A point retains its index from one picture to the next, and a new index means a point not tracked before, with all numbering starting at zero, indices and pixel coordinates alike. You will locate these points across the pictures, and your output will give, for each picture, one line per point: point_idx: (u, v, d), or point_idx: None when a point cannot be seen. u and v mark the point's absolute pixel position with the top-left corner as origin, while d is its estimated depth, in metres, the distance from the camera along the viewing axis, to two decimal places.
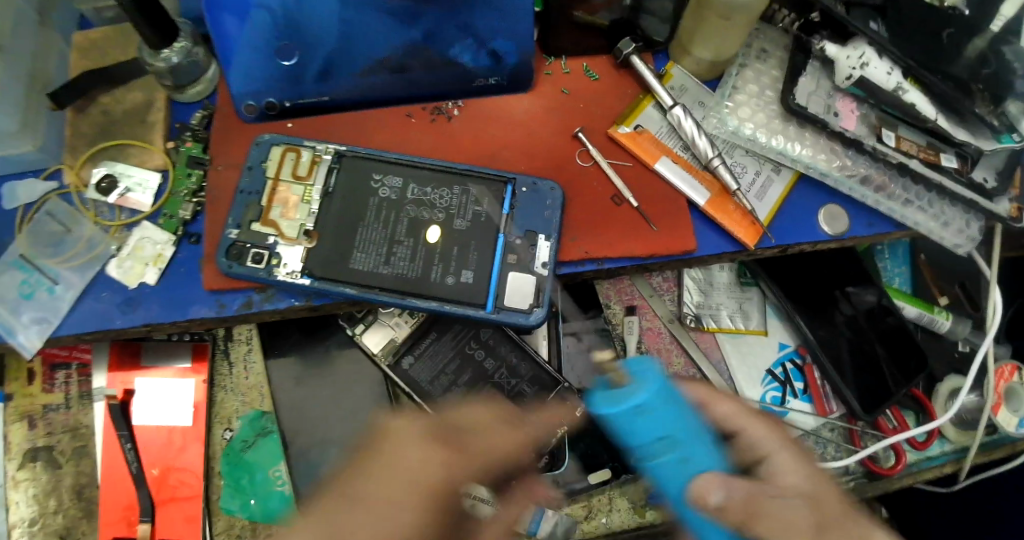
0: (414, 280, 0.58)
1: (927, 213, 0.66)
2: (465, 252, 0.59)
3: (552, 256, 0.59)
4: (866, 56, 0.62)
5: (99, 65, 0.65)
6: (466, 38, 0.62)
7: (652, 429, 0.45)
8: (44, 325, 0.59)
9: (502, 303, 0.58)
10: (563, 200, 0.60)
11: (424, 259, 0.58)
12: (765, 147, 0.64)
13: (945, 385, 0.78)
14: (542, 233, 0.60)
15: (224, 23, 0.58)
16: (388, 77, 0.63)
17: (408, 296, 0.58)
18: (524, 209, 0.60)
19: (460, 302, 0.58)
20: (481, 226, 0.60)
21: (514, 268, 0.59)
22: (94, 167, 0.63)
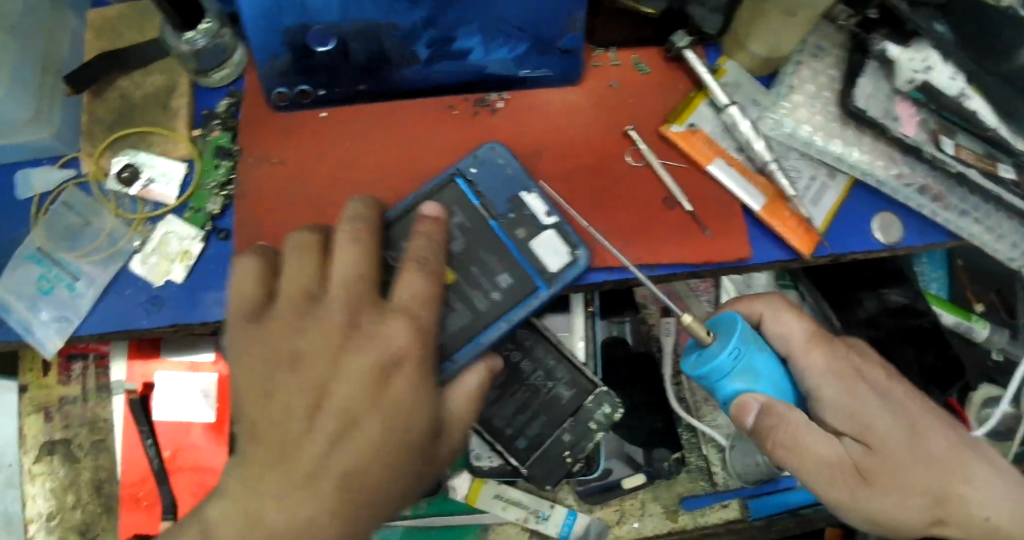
0: (478, 319, 0.51)
1: (982, 225, 0.63)
2: (486, 259, 0.53)
3: (547, 202, 0.55)
4: (930, 60, 0.59)
5: (116, 46, 0.61)
6: (475, 23, 0.55)
7: (740, 381, 0.51)
8: (65, 323, 0.56)
9: (550, 272, 0.53)
10: (506, 149, 0.57)
11: (463, 299, 0.52)
12: (822, 151, 0.61)
13: (981, 392, 0.77)
14: (518, 192, 0.55)
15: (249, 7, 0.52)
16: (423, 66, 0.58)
17: (478, 337, 0.51)
18: (484, 181, 0.56)
19: (517, 299, 0.52)
20: (485, 237, 0.54)
21: (529, 239, 0.54)
22: (114, 156, 0.59)
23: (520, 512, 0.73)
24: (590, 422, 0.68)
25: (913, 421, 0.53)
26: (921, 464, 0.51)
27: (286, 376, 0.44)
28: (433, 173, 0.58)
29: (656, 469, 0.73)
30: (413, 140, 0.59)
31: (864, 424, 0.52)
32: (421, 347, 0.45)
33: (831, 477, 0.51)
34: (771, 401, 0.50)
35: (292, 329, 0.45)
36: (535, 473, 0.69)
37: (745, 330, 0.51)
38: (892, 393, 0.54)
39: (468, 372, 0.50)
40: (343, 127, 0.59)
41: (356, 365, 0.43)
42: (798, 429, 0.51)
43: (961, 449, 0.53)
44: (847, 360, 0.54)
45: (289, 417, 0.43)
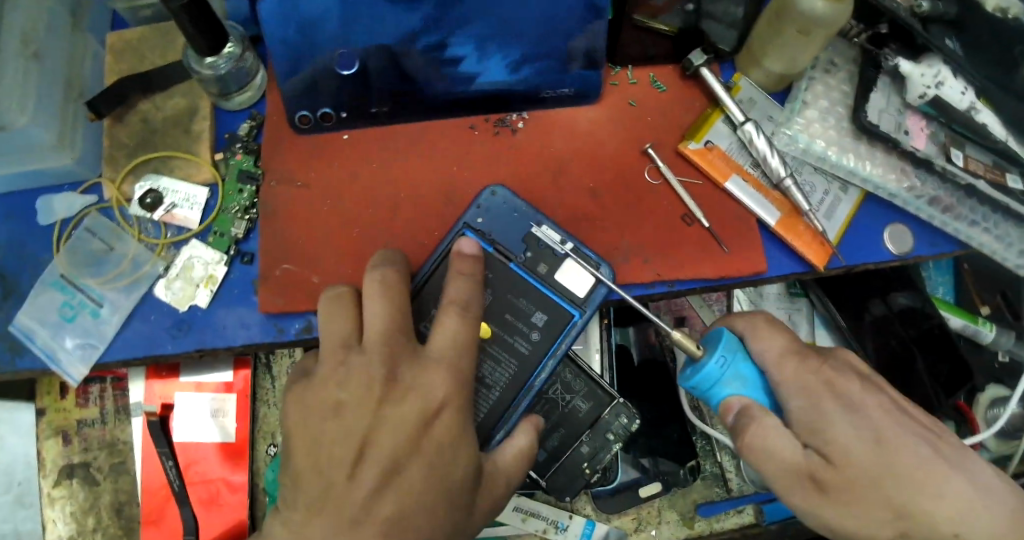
0: (529, 356, 0.55)
1: (991, 234, 0.65)
2: (519, 304, 0.55)
3: (561, 231, 0.56)
4: (941, 75, 0.60)
5: (137, 70, 0.61)
6: (473, 29, 0.55)
7: (728, 385, 0.51)
8: (90, 350, 0.56)
9: (580, 298, 0.55)
10: (507, 190, 0.56)
11: (508, 347, 0.55)
12: (835, 166, 0.63)
13: (990, 393, 0.79)
14: (529, 229, 0.56)
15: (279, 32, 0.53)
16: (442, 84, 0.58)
17: (531, 379, 0.55)
18: (498, 231, 0.56)
19: (557, 333, 0.55)
20: (510, 284, 0.55)
21: (553, 273, 0.55)
22: (137, 181, 0.59)
23: (539, 524, 0.73)
24: (608, 433, 0.67)
25: (881, 431, 0.47)
26: (886, 477, 0.45)
27: (326, 428, 0.45)
28: (457, 192, 0.59)
29: (673, 477, 0.74)
30: (436, 161, 0.60)
31: (825, 434, 0.47)
32: (462, 397, 0.47)
33: (790, 485, 0.48)
34: (751, 402, 0.50)
35: (331, 383, 0.46)
36: (553, 486, 0.69)
37: (732, 339, 0.52)
38: (865, 404, 0.48)
39: (515, 435, 0.54)
40: (365, 148, 0.59)
41: (399, 413, 0.45)
42: (771, 431, 0.48)
43: (935, 461, 0.46)
44: (817, 371, 0.50)
45: (330, 467, 0.45)
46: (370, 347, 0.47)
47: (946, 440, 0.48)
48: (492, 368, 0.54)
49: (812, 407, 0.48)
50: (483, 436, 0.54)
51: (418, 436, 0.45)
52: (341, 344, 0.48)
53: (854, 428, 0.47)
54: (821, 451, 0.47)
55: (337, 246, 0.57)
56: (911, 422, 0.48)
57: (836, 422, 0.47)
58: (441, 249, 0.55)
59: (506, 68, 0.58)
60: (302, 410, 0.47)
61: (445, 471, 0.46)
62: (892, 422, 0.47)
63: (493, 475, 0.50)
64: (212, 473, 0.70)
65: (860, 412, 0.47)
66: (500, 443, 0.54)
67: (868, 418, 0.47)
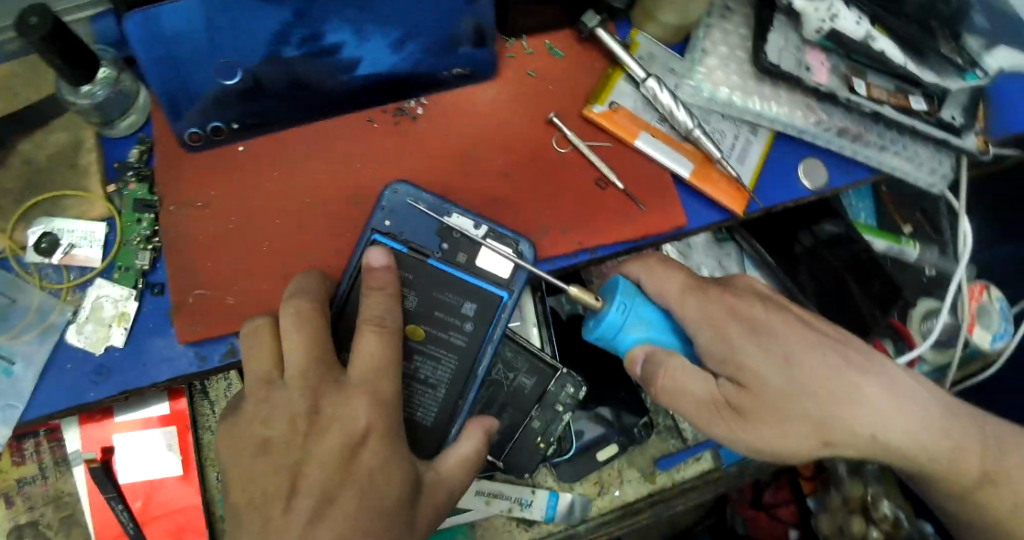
0: (464, 348, 0.54)
1: (902, 156, 0.67)
2: (446, 298, 0.54)
3: (474, 215, 0.54)
4: (834, 7, 0.61)
5: (10, 109, 0.58)
6: (346, 12, 0.50)
7: (631, 332, 0.54)
8: (8, 411, 0.54)
9: (505, 279, 0.55)
10: (409, 184, 0.54)
11: (443, 343, 0.54)
12: (742, 110, 0.63)
13: (921, 307, 0.80)
14: (440, 220, 0.54)
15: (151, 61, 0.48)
16: (330, 80, 0.55)
17: (474, 367, 0.54)
18: (409, 227, 0.54)
19: (489, 320, 0.54)
20: (433, 279, 0.54)
21: (474, 260, 0.55)
22: (29, 226, 0.57)
23: (503, 504, 0.70)
24: (557, 405, 0.67)
25: (787, 351, 0.50)
26: (797, 394, 0.50)
27: (256, 466, 0.46)
28: (366, 190, 0.58)
29: (628, 436, 0.72)
30: (341, 162, 0.58)
31: (735, 363, 0.51)
32: (384, 422, 0.48)
33: (709, 416, 0.53)
34: (653, 349, 0.53)
35: (256, 421, 0.47)
36: (513, 465, 0.68)
37: (629, 284, 0.55)
38: (771, 325, 0.51)
39: (462, 439, 0.53)
40: (266, 159, 0.57)
41: (324, 448, 0.46)
42: (675, 373, 0.52)
43: (841, 369, 0.51)
44: (720, 302, 0.52)
45: (267, 501, 0.45)
46: (290, 382, 0.48)
47: (854, 348, 0.52)
48: (432, 368, 0.54)
49: (718, 338, 0.51)
50: (440, 435, 0.54)
51: (353, 450, 0.46)
52: (262, 382, 0.48)
53: (762, 353, 0.50)
54: (733, 378, 0.51)
55: (250, 265, 0.55)
56: (820, 337, 0.51)
57: (741, 349, 0.51)
58: (354, 262, 0.54)
59: (389, 48, 0.54)
60: (237, 448, 0.48)
61: (380, 495, 0.46)
62: (799, 338, 0.51)
63: (436, 483, 0.51)
64: (181, 499, 0.68)
65: (765, 334, 0.51)
66: (455, 440, 0.54)
67: (774, 340, 0.51)
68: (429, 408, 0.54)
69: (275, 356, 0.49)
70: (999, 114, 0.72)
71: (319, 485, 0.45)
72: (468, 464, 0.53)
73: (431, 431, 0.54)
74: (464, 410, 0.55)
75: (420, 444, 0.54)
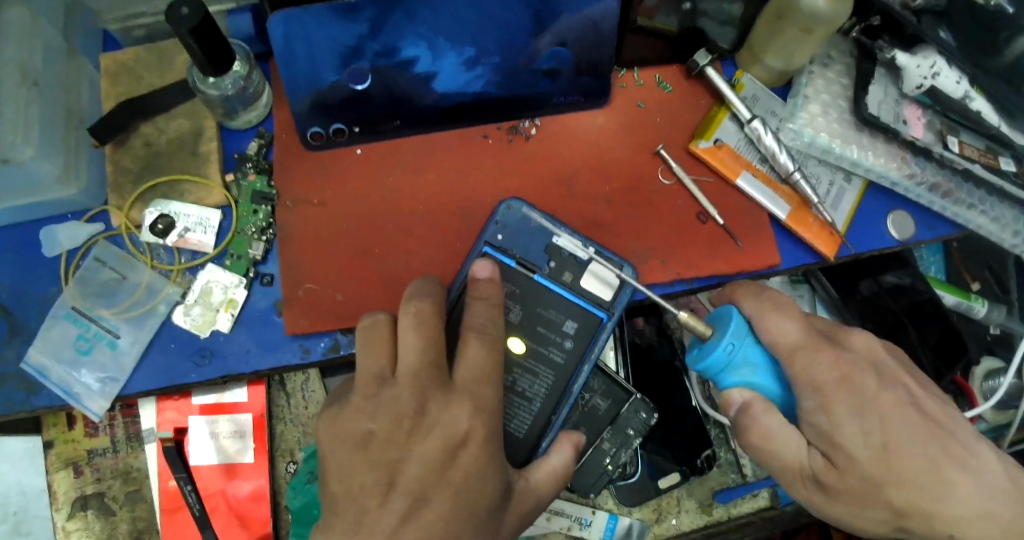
0: (561, 367, 0.56)
1: (987, 216, 0.68)
2: (549, 315, 0.56)
3: (582, 237, 0.57)
4: (937, 66, 0.62)
5: (135, 92, 0.59)
6: (419, 28, 0.52)
7: (731, 375, 0.51)
8: (110, 384, 0.55)
9: (605, 302, 0.56)
10: (524, 203, 0.57)
11: (542, 358, 0.56)
12: (840, 157, 0.64)
13: (983, 366, 0.82)
14: (551, 240, 0.56)
15: (283, 67, 0.52)
16: (437, 95, 0.57)
17: (569, 385, 0.56)
18: (520, 244, 0.56)
19: (588, 338, 0.56)
20: (539, 296, 0.56)
21: (577, 283, 0.56)
22: (145, 207, 0.58)
23: (563, 521, 0.73)
24: (629, 429, 0.69)
25: (889, 437, 0.47)
26: (889, 484, 0.47)
27: (354, 458, 0.48)
28: (473, 202, 0.59)
29: (690, 467, 0.74)
30: (453, 174, 0.59)
31: (832, 441, 0.48)
32: (486, 426, 0.48)
33: (793, 481, 0.51)
34: (752, 399, 0.50)
35: (360, 415, 0.48)
36: (580, 484, 0.70)
37: (742, 321, 0.51)
38: (881, 402, 0.48)
39: (553, 451, 0.55)
40: (378, 164, 0.59)
41: (425, 448, 0.47)
42: (770, 432, 0.49)
43: (937, 461, 0.47)
44: (835, 366, 0.48)
45: (364, 494, 0.47)
46: (401, 380, 0.48)
47: (955, 438, 0.48)
48: (530, 382, 0.56)
49: (824, 411, 0.48)
50: (530, 447, 0.56)
51: (451, 455, 0.47)
52: (374, 379, 0.49)
53: (863, 433, 0.47)
54: (827, 454, 0.49)
55: (356, 266, 0.57)
56: (923, 421, 0.48)
57: (844, 426, 0.47)
58: (463, 274, 0.56)
59: (463, 66, 0.55)
60: (338, 441, 0.48)
61: (472, 499, 0.48)
62: (901, 419, 0.48)
63: (524, 492, 0.52)
64: (211, 486, 0.69)
65: (873, 412, 0.47)
66: (545, 453, 0.55)
67: (879, 420, 0.47)
68: (523, 421, 0.56)
69: (390, 356, 0.50)
70: None
71: (418, 484, 0.46)
72: (556, 477, 0.54)
73: (522, 443, 0.56)
74: (555, 425, 0.56)
75: (513, 453, 0.56)
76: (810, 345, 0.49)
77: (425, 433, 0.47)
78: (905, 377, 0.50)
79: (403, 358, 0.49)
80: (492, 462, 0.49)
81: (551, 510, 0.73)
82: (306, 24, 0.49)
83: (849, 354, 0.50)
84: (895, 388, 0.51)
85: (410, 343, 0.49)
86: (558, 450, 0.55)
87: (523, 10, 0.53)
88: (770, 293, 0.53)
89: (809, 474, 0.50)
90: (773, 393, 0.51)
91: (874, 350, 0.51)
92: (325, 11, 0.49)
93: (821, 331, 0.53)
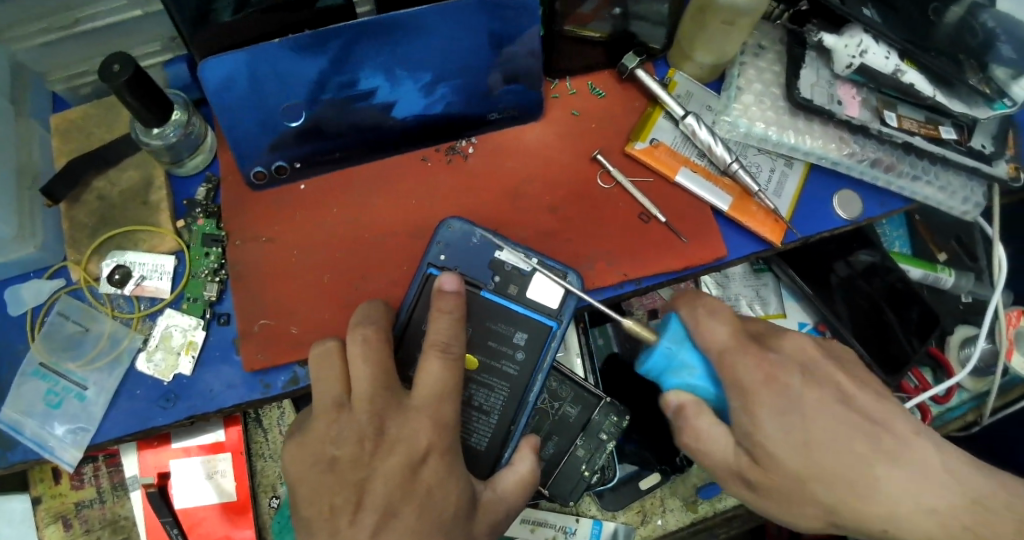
0: (515, 378, 0.57)
1: (935, 186, 0.69)
2: (499, 329, 0.57)
3: (527, 248, 0.58)
4: (865, 43, 0.62)
5: (85, 148, 0.62)
6: (380, 60, 0.54)
7: (671, 379, 0.55)
8: (81, 433, 0.57)
9: (554, 310, 0.58)
10: (468, 223, 0.58)
11: (496, 371, 0.57)
12: (777, 145, 0.65)
13: (958, 334, 0.81)
14: (494, 254, 0.58)
15: (240, 115, 0.54)
16: (385, 122, 0.58)
17: (524, 395, 0.57)
18: (465, 259, 0.58)
19: (540, 347, 0.57)
20: (488, 310, 0.57)
21: (524, 294, 0.58)
22: (103, 259, 0.60)
23: (548, 532, 0.73)
24: (601, 434, 0.70)
25: (811, 434, 0.49)
26: (813, 480, 0.49)
27: (323, 481, 0.49)
28: (420, 223, 0.60)
29: (670, 465, 0.74)
30: (400, 197, 0.61)
31: (757, 441, 0.51)
32: (444, 440, 0.50)
33: (726, 477, 0.54)
34: (685, 400, 0.54)
35: (325, 439, 0.49)
36: (557, 493, 0.70)
37: (679, 327, 0.56)
38: (804, 400, 0.50)
39: (517, 460, 0.56)
40: (326, 196, 0.60)
41: (388, 465, 0.48)
42: (700, 432, 0.53)
43: (864, 458, 0.49)
44: (759, 367, 0.51)
45: (334, 515, 0.48)
46: (357, 405, 0.50)
47: (887, 431, 0.50)
48: (486, 395, 0.57)
49: (745, 412, 0.51)
50: (494, 458, 0.57)
51: (413, 471, 0.49)
52: (334, 404, 0.51)
53: (782, 430, 0.50)
54: (752, 454, 0.52)
55: (313, 296, 0.58)
56: (849, 418, 0.50)
57: (764, 425, 0.50)
58: (411, 296, 0.56)
59: (420, 92, 0.57)
60: (302, 468, 0.50)
61: (438, 508, 0.49)
62: (822, 415, 0.50)
63: (492, 502, 0.53)
64: (216, 532, 0.70)
65: (794, 411, 0.50)
66: (509, 463, 0.56)
67: (799, 419, 0.50)
68: (483, 434, 0.57)
69: (343, 381, 0.51)
70: None
71: (382, 502, 0.48)
72: (525, 486, 0.55)
73: (485, 456, 0.57)
74: (516, 434, 0.57)
75: (476, 467, 0.57)
76: (737, 347, 0.52)
77: (382, 455, 0.49)
78: (838, 375, 0.53)
79: (355, 381, 0.50)
80: (451, 470, 0.50)
81: (530, 512, 0.73)
82: (256, 67, 0.52)
83: (775, 355, 0.52)
84: (853, 385, 0.52)
85: (360, 368, 0.50)
86: (521, 457, 0.56)
87: (477, 28, 0.55)
88: (704, 299, 0.56)
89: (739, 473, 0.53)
90: (712, 395, 0.55)
91: (806, 351, 0.54)
92: (274, 51, 0.51)
93: (755, 335, 0.55)
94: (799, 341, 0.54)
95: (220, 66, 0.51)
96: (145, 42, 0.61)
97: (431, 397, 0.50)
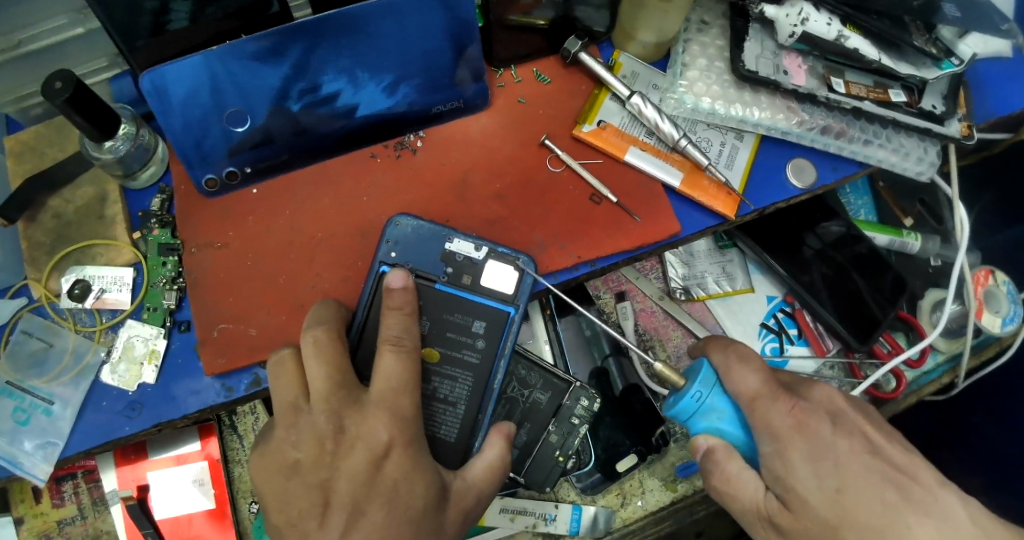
0: (476, 367, 0.57)
1: (887, 149, 0.68)
2: (456, 319, 0.58)
3: (479, 238, 0.59)
4: (805, 11, 0.61)
5: (38, 168, 0.62)
6: (341, 61, 0.56)
7: (701, 426, 0.56)
8: (50, 448, 0.57)
9: (511, 296, 0.59)
10: (417, 218, 0.59)
11: (457, 361, 0.57)
12: (725, 118, 0.66)
13: (928, 299, 0.81)
14: (444, 246, 0.59)
15: (210, 125, 0.57)
16: (342, 121, 0.60)
17: (489, 381, 0.58)
18: (417, 251, 0.59)
19: (498, 334, 0.58)
20: (444, 303, 0.58)
21: (479, 283, 0.59)
22: (62, 275, 0.61)
23: (528, 519, 0.74)
24: (573, 418, 0.70)
25: (843, 481, 0.52)
26: (843, 527, 0.50)
27: (288, 486, 0.49)
28: (372, 221, 0.61)
29: (646, 446, 0.75)
30: (349, 197, 0.61)
31: (786, 484, 0.53)
32: (406, 433, 0.50)
33: (753, 521, 0.56)
34: (715, 445, 0.55)
35: (286, 445, 0.50)
36: (533, 480, 0.71)
37: (710, 372, 0.57)
38: (836, 449, 0.53)
39: (484, 447, 0.56)
40: (274, 201, 0.61)
41: (351, 463, 0.49)
42: (731, 476, 0.55)
43: (895, 508, 0.50)
44: (790, 415, 0.54)
45: (303, 518, 0.49)
46: (315, 406, 0.50)
47: (916, 482, 0.52)
48: (449, 386, 0.57)
49: (779, 456, 0.53)
50: (464, 448, 0.57)
51: (373, 475, 0.49)
52: (290, 407, 0.51)
53: (816, 479, 0.52)
54: (781, 497, 0.53)
55: (270, 302, 0.59)
56: (878, 466, 0.52)
57: (798, 470, 0.52)
58: (365, 295, 0.57)
59: (384, 92, 0.59)
60: (267, 473, 0.51)
61: (404, 504, 0.49)
62: (856, 466, 0.52)
63: (462, 490, 0.53)
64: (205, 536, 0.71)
65: (826, 457, 0.53)
66: (478, 450, 0.57)
67: (832, 466, 0.52)
68: (451, 425, 0.57)
69: (301, 383, 0.52)
70: (980, 99, 0.72)
71: (349, 500, 0.48)
72: (495, 470, 0.55)
73: (454, 447, 0.57)
74: (483, 422, 0.58)
75: (445, 457, 0.57)
76: (769, 394, 0.55)
77: (340, 461, 0.49)
78: (867, 428, 0.55)
79: (313, 383, 0.51)
80: (413, 460, 0.50)
81: (506, 497, 0.73)
82: (217, 77, 0.55)
83: (805, 404, 0.55)
84: (881, 437, 0.55)
85: (318, 367, 0.51)
86: (489, 445, 0.56)
87: (438, 27, 0.57)
88: (736, 345, 0.59)
89: (766, 516, 0.54)
90: (738, 439, 0.57)
91: (835, 402, 0.56)
92: (234, 57, 0.54)
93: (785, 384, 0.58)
94: (828, 391, 0.57)
95: (180, 73, 0.53)
96: (89, 59, 0.62)
97: (387, 389, 0.51)
